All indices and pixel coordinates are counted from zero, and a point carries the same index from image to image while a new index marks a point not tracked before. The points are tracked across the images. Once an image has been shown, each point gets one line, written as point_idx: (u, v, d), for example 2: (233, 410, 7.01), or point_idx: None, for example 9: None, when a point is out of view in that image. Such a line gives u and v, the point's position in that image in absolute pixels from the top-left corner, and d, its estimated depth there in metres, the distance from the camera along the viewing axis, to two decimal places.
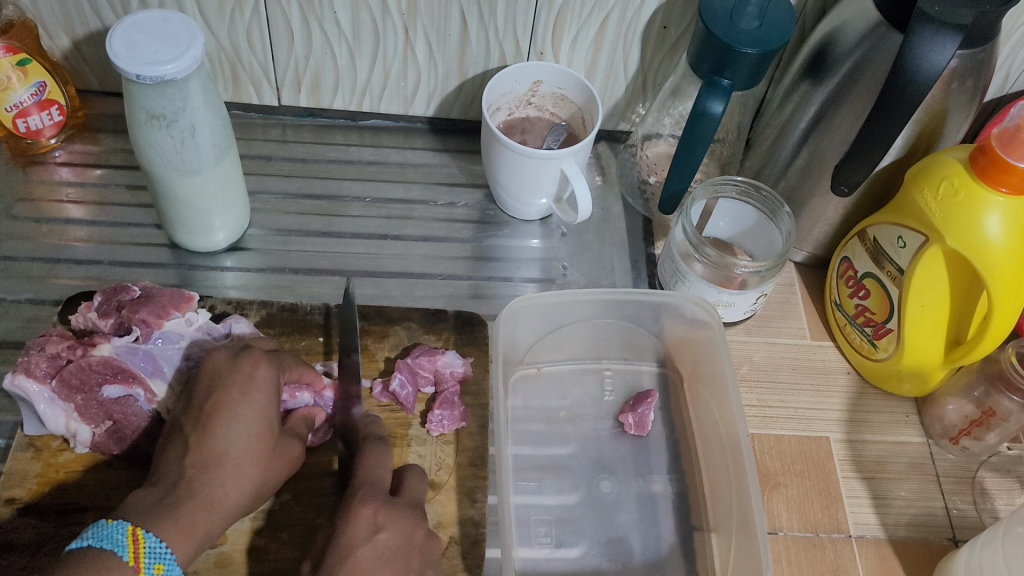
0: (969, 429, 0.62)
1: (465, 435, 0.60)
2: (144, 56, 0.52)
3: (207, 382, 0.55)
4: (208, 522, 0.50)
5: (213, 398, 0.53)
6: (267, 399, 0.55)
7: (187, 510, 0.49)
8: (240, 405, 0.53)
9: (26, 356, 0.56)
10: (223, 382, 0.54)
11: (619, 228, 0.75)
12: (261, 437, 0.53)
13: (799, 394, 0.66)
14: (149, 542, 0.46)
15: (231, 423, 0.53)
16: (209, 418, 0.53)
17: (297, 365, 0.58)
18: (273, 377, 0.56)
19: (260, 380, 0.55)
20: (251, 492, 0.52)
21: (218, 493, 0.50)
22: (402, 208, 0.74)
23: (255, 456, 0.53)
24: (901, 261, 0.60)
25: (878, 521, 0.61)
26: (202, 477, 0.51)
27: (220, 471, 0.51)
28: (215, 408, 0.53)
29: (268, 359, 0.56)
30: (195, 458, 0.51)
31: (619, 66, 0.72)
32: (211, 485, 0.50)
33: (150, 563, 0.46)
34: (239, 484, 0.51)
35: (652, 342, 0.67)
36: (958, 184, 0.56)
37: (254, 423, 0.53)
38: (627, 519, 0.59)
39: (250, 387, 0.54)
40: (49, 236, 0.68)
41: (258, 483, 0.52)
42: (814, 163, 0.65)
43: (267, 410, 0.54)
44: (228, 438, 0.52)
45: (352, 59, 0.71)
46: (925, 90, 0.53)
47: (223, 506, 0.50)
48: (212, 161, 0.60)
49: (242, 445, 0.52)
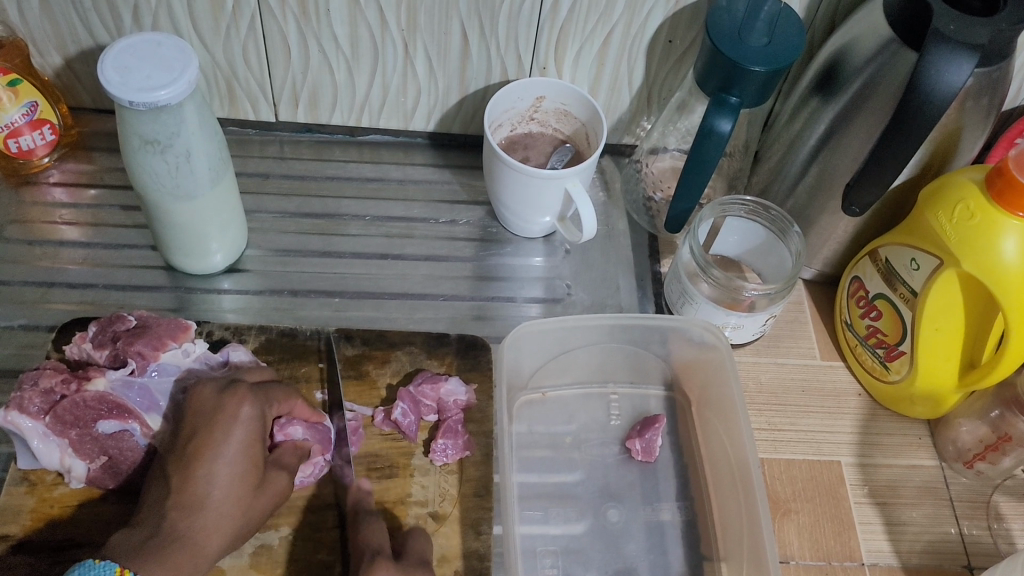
0: (984, 454, 0.61)
1: (470, 465, 0.59)
2: (138, 81, 0.50)
3: (192, 420, 0.53)
4: (192, 565, 0.49)
5: (195, 437, 0.52)
6: (249, 437, 0.53)
7: (171, 555, 0.48)
8: (222, 446, 0.52)
9: (18, 393, 0.55)
10: (206, 420, 0.53)
11: (624, 245, 0.73)
12: (243, 478, 0.52)
13: (810, 416, 0.65)
14: None
15: (213, 463, 0.51)
16: (191, 459, 0.51)
17: (288, 400, 0.57)
18: (258, 415, 0.54)
19: (243, 418, 0.53)
20: (233, 533, 0.51)
21: (201, 537, 0.49)
22: (402, 226, 0.73)
23: (238, 497, 0.51)
24: (915, 283, 0.59)
25: (892, 548, 0.60)
26: (184, 520, 0.49)
27: (201, 514, 0.50)
28: (198, 449, 0.52)
29: (254, 395, 0.54)
30: (177, 500, 0.50)
31: (623, 81, 0.70)
32: (194, 527, 0.49)
33: None
34: (223, 526, 0.50)
35: (659, 365, 0.66)
36: (974, 207, 0.54)
37: (237, 463, 0.52)
38: (636, 549, 0.58)
39: (233, 425, 0.53)
40: (41, 259, 0.67)
41: (241, 525, 0.51)
42: (824, 182, 0.63)
43: (251, 449, 0.53)
44: (210, 479, 0.51)
45: (350, 75, 0.69)
46: (941, 109, 0.51)
47: (205, 551, 0.49)
48: (208, 185, 0.58)
49: (224, 487, 0.51)
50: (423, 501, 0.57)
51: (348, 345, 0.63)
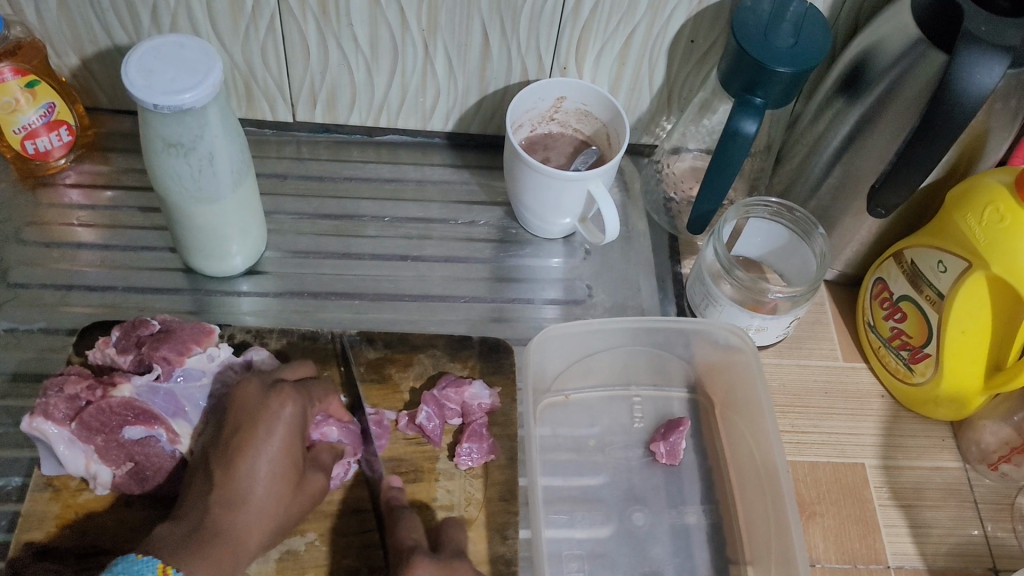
0: (1009, 456, 0.60)
1: (495, 469, 0.59)
2: (162, 85, 0.50)
3: (235, 416, 0.53)
4: (233, 560, 0.48)
5: (239, 434, 0.52)
6: (292, 437, 0.53)
7: (214, 548, 0.48)
8: (265, 444, 0.52)
9: (43, 398, 0.55)
10: (251, 417, 0.53)
11: (644, 245, 0.73)
12: (285, 475, 0.52)
13: (833, 419, 0.65)
14: None
15: (256, 460, 0.51)
16: (234, 454, 0.52)
17: (323, 397, 0.57)
18: (300, 416, 0.54)
19: (286, 416, 0.53)
20: (273, 530, 0.51)
21: (244, 533, 0.49)
22: (420, 227, 0.72)
23: (280, 495, 0.51)
24: (942, 285, 0.58)
25: (918, 550, 0.59)
26: (229, 516, 0.49)
27: (244, 511, 0.50)
28: (241, 445, 0.52)
29: (298, 394, 0.55)
30: (220, 496, 0.50)
31: (644, 81, 0.70)
32: (238, 523, 0.49)
33: None
34: (264, 524, 0.50)
35: (683, 368, 0.65)
36: (1003, 209, 0.54)
37: (279, 460, 0.52)
38: (662, 552, 0.58)
39: (276, 425, 0.53)
40: (60, 262, 0.66)
41: (280, 523, 0.51)
42: (848, 183, 0.63)
43: (292, 448, 0.53)
44: (252, 475, 0.51)
45: (369, 75, 0.69)
46: (972, 112, 0.51)
47: (247, 546, 0.49)
48: (230, 187, 0.58)
49: (266, 484, 0.51)
50: (449, 505, 0.57)
51: (371, 348, 0.63)
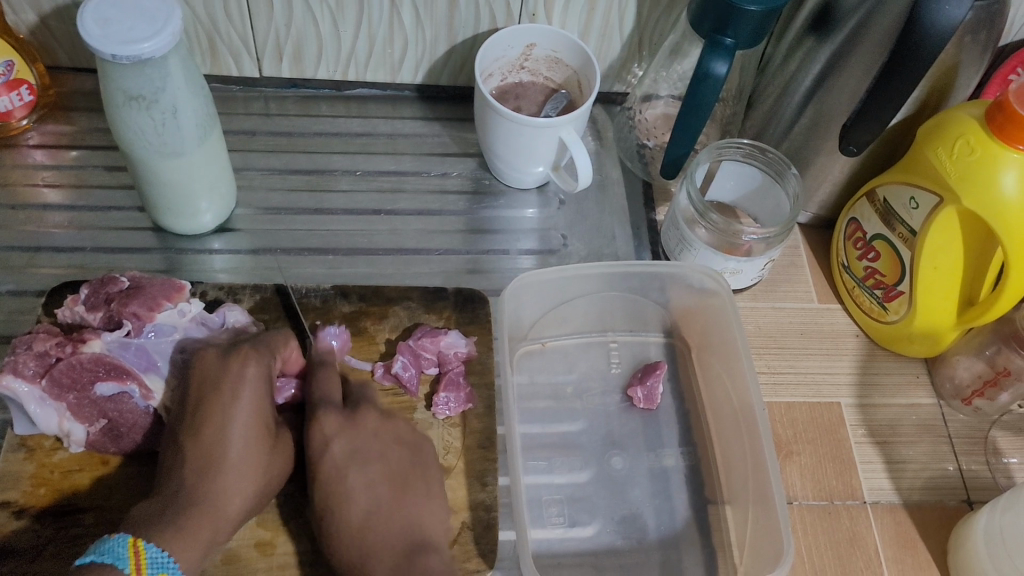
0: (982, 390, 0.61)
1: (472, 417, 0.59)
2: (119, 34, 0.48)
3: (197, 389, 0.53)
4: (213, 529, 0.49)
5: (203, 405, 0.52)
6: (258, 399, 0.53)
7: (190, 520, 0.49)
8: (230, 411, 0.51)
9: (13, 355, 0.54)
10: (212, 386, 0.52)
11: (618, 193, 0.72)
12: (257, 437, 0.52)
13: (809, 359, 0.65)
14: (150, 552, 0.46)
15: (224, 427, 0.51)
16: (201, 423, 0.51)
17: (282, 346, 0.56)
18: (263, 373, 0.53)
19: (250, 379, 0.53)
20: (256, 493, 0.51)
21: (223, 501, 0.50)
22: (392, 180, 0.71)
23: (255, 456, 0.51)
24: (914, 222, 0.58)
25: (893, 485, 0.60)
26: (204, 483, 0.50)
27: (219, 479, 0.50)
28: (206, 415, 0.51)
29: (257, 353, 0.54)
30: (193, 467, 0.50)
31: (615, 25, 0.69)
32: (215, 491, 0.50)
33: (153, 572, 0.46)
34: (244, 489, 0.50)
35: (658, 312, 0.66)
36: (974, 142, 0.54)
37: (250, 424, 0.52)
38: (641, 495, 0.58)
39: (239, 388, 0.52)
40: (26, 223, 0.65)
41: (261, 486, 0.51)
42: (820, 122, 0.63)
43: (260, 409, 0.53)
44: (223, 443, 0.51)
45: (336, 26, 0.67)
46: (941, 44, 0.51)
47: (228, 510, 0.50)
48: (196, 141, 0.57)
49: (239, 450, 0.51)
50: None
51: (345, 302, 0.62)
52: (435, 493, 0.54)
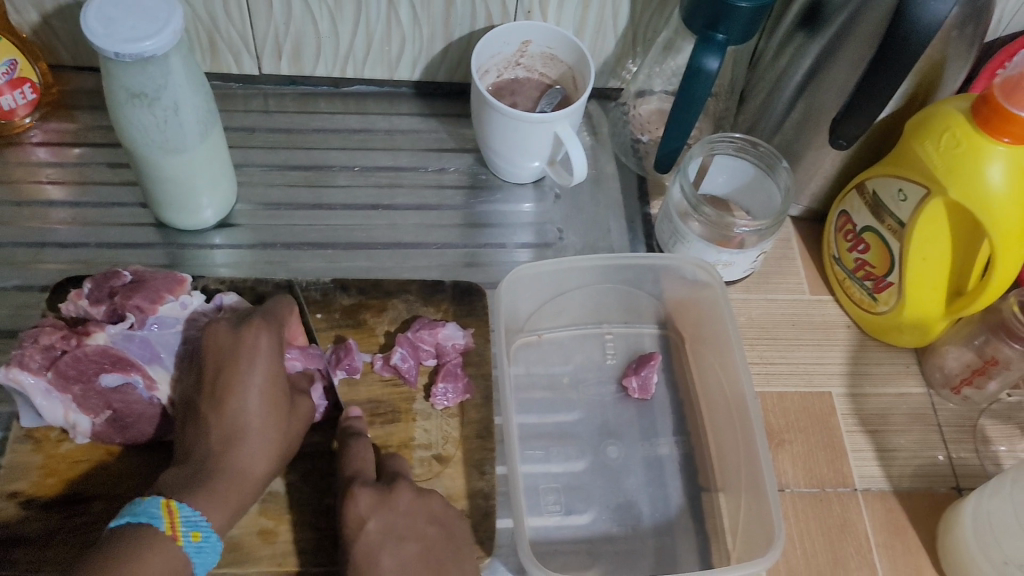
0: (970, 378, 0.62)
1: (470, 407, 0.60)
2: (122, 32, 0.49)
3: (213, 358, 0.54)
4: (240, 492, 0.51)
5: (222, 374, 0.53)
6: (274, 366, 0.54)
7: (219, 484, 0.50)
8: (248, 379, 0.53)
9: (19, 350, 0.55)
10: (229, 357, 0.53)
11: (613, 187, 0.73)
12: (276, 403, 0.53)
13: (801, 349, 0.66)
14: (184, 511, 0.48)
15: (245, 397, 0.52)
16: (221, 395, 0.52)
17: (286, 316, 0.58)
18: (275, 342, 0.55)
19: (265, 348, 0.54)
20: (278, 456, 0.53)
21: (248, 465, 0.51)
22: (391, 176, 0.73)
23: (275, 421, 0.53)
24: (902, 214, 0.60)
25: (884, 472, 0.61)
26: (228, 451, 0.51)
27: (243, 444, 0.51)
28: (226, 384, 0.52)
29: (268, 322, 0.55)
30: (217, 434, 0.51)
31: (608, 22, 0.70)
32: (240, 457, 0.51)
33: (186, 531, 0.48)
34: (267, 453, 0.52)
35: (653, 304, 0.67)
36: (960, 135, 0.55)
37: (268, 391, 0.53)
38: (635, 483, 0.59)
39: (256, 357, 0.53)
40: (30, 220, 0.66)
41: (282, 449, 0.53)
42: (811, 117, 0.64)
43: (276, 376, 0.54)
44: (244, 410, 0.52)
45: (334, 24, 0.68)
46: (927, 39, 0.52)
47: (253, 475, 0.51)
48: (198, 138, 0.58)
49: (259, 417, 0.52)
50: (426, 444, 0.58)
51: (344, 295, 0.63)
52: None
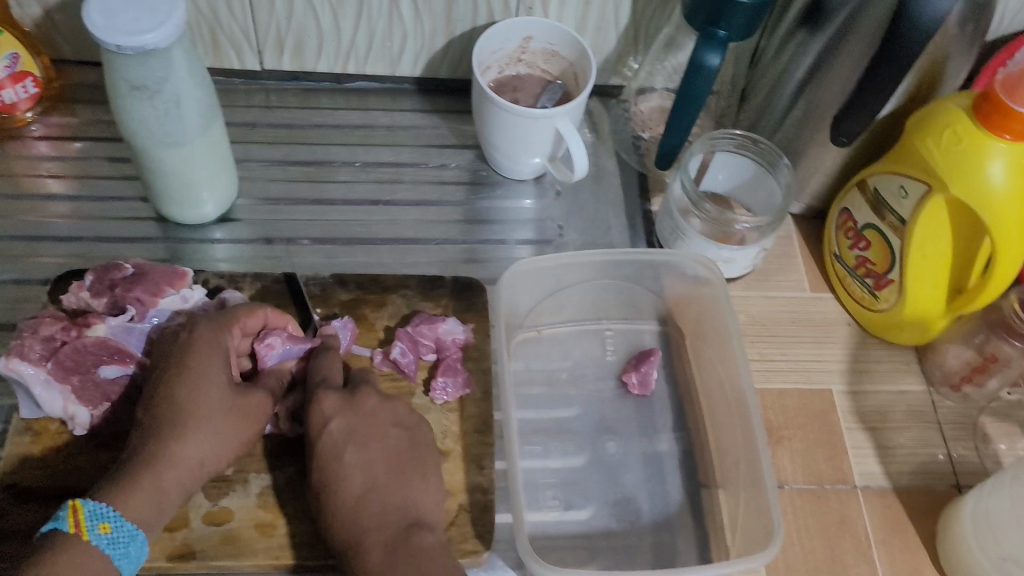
0: (970, 376, 0.63)
1: (469, 402, 0.60)
2: (124, 25, 0.50)
3: (156, 359, 0.55)
4: (157, 478, 0.50)
5: (157, 371, 0.54)
6: (205, 356, 0.54)
7: (133, 471, 0.50)
8: (175, 371, 0.53)
9: (19, 339, 0.55)
10: (165, 355, 0.55)
11: (613, 184, 0.73)
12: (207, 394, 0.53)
13: (801, 346, 0.66)
14: (87, 506, 0.48)
15: (172, 387, 0.53)
16: (152, 389, 0.53)
17: (258, 310, 0.57)
18: (212, 335, 0.55)
19: (197, 341, 0.54)
20: (206, 444, 0.52)
21: (168, 452, 0.51)
22: (391, 171, 0.73)
23: (201, 409, 0.52)
24: (904, 211, 0.59)
25: (883, 470, 0.61)
26: (153, 443, 0.51)
27: (162, 431, 0.51)
28: (159, 379, 0.54)
29: (208, 320, 0.56)
30: (144, 426, 0.52)
31: (610, 18, 0.70)
32: (158, 444, 0.51)
33: (93, 524, 0.47)
34: (189, 440, 0.51)
35: (653, 301, 0.67)
36: (961, 132, 0.55)
37: (196, 380, 0.53)
38: (634, 479, 0.59)
39: (187, 350, 0.54)
40: (30, 213, 0.67)
41: (210, 436, 0.52)
42: (811, 114, 0.64)
43: (210, 366, 0.54)
44: (169, 400, 0.52)
45: (336, 20, 0.68)
46: (928, 35, 0.52)
47: (173, 463, 0.51)
48: (198, 131, 0.58)
49: (182, 404, 0.52)
50: None
51: (343, 291, 0.63)
52: (432, 475, 0.54)
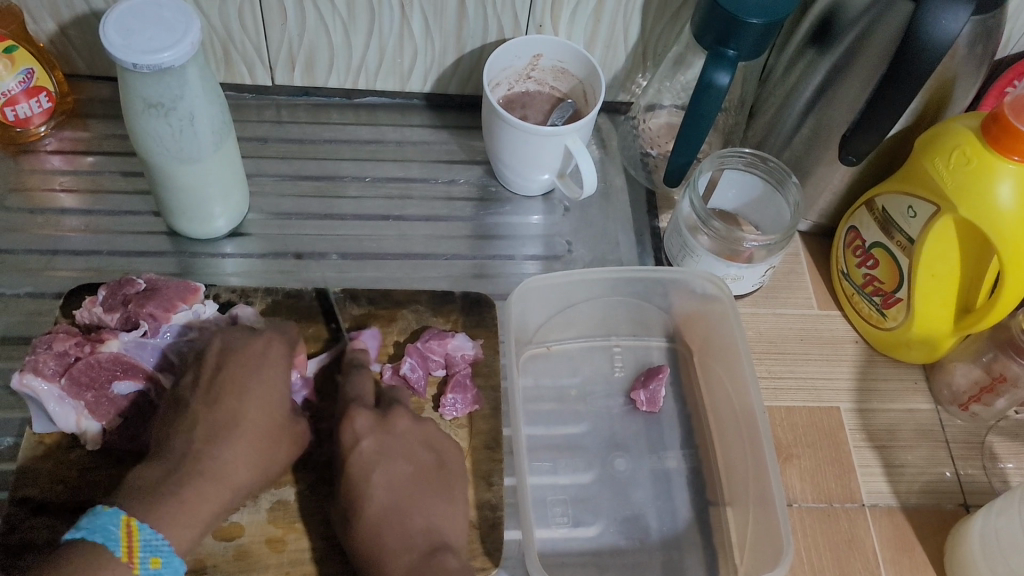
0: (978, 396, 0.62)
1: (479, 418, 0.60)
2: (141, 43, 0.50)
3: (217, 362, 0.55)
4: (213, 496, 0.50)
5: (222, 376, 0.54)
6: (275, 377, 0.55)
7: (191, 484, 0.49)
8: (246, 383, 0.54)
9: (32, 354, 0.56)
10: (232, 363, 0.55)
11: (622, 201, 0.74)
12: (268, 414, 0.54)
13: (809, 364, 0.66)
14: (143, 534, 0.47)
15: (240, 398, 0.53)
16: (218, 393, 0.53)
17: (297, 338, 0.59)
18: (283, 357, 0.56)
19: (270, 359, 0.56)
20: (260, 466, 0.52)
21: (227, 468, 0.51)
22: (401, 187, 0.73)
23: (263, 430, 0.53)
24: (912, 230, 0.60)
25: (891, 489, 0.61)
26: (213, 455, 0.51)
27: (224, 444, 0.51)
28: (225, 384, 0.54)
29: (279, 339, 0.57)
30: (202, 432, 0.52)
31: (619, 36, 0.70)
32: (219, 458, 0.51)
33: (144, 557, 0.47)
34: (248, 459, 0.52)
35: (661, 317, 0.67)
36: (970, 153, 0.55)
37: (264, 399, 0.54)
38: (643, 496, 0.59)
39: (260, 365, 0.55)
40: (44, 227, 0.67)
41: (265, 458, 0.53)
42: (819, 133, 0.64)
43: (277, 389, 0.55)
44: (236, 411, 0.53)
45: (347, 36, 0.69)
46: (937, 58, 0.52)
47: (228, 481, 0.51)
48: (211, 148, 0.59)
49: (250, 420, 0.53)
50: None
51: (355, 305, 0.64)
52: (458, 499, 0.53)
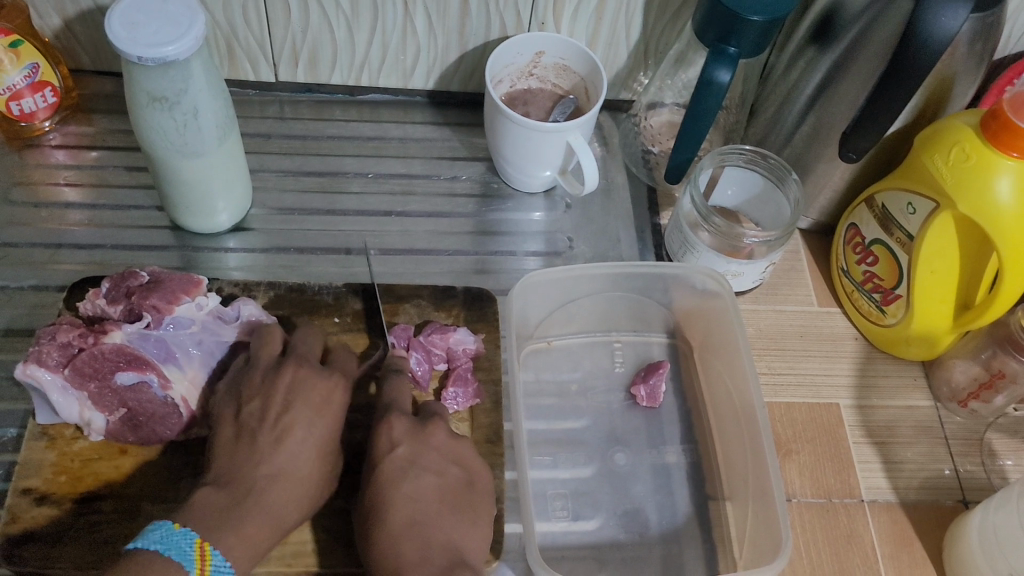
0: (977, 392, 0.63)
1: (480, 413, 0.60)
2: (145, 37, 0.50)
3: (282, 396, 0.55)
4: (268, 536, 0.50)
5: (288, 413, 0.54)
6: (335, 421, 0.55)
7: (252, 521, 0.49)
8: (310, 424, 0.54)
9: (37, 346, 0.56)
10: (298, 400, 0.54)
11: (623, 198, 0.74)
12: (322, 455, 0.54)
13: (808, 361, 0.67)
14: (216, 559, 0.47)
15: (303, 440, 0.53)
16: (282, 430, 0.53)
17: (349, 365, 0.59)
18: (343, 402, 0.56)
19: (334, 402, 0.56)
20: (309, 506, 0.52)
21: (284, 508, 0.51)
22: (403, 183, 0.73)
23: (317, 474, 0.53)
24: (912, 227, 0.60)
25: (890, 484, 0.61)
26: (272, 494, 0.51)
27: (284, 485, 0.51)
28: (290, 422, 0.53)
29: (341, 378, 0.57)
30: (267, 470, 0.51)
31: (621, 34, 0.71)
32: (278, 498, 0.51)
33: None
34: (301, 500, 0.52)
35: (662, 313, 0.68)
36: (970, 149, 0.56)
37: (322, 443, 0.54)
38: (643, 490, 0.59)
39: (326, 409, 0.55)
40: (48, 221, 0.67)
41: (314, 500, 0.53)
42: (820, 131, 0.64)
43: (332, 433, 0.55)
44: (299, 453, 0.53)
45: (350, 33, 0.69)
46: (936, 55, 0.52)
47: (281, 522, 0.51)
48: (215, 142, 0.59)
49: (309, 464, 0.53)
50: None
51: (357, 299, 0.64)
52: (480, 519, 0.53)
